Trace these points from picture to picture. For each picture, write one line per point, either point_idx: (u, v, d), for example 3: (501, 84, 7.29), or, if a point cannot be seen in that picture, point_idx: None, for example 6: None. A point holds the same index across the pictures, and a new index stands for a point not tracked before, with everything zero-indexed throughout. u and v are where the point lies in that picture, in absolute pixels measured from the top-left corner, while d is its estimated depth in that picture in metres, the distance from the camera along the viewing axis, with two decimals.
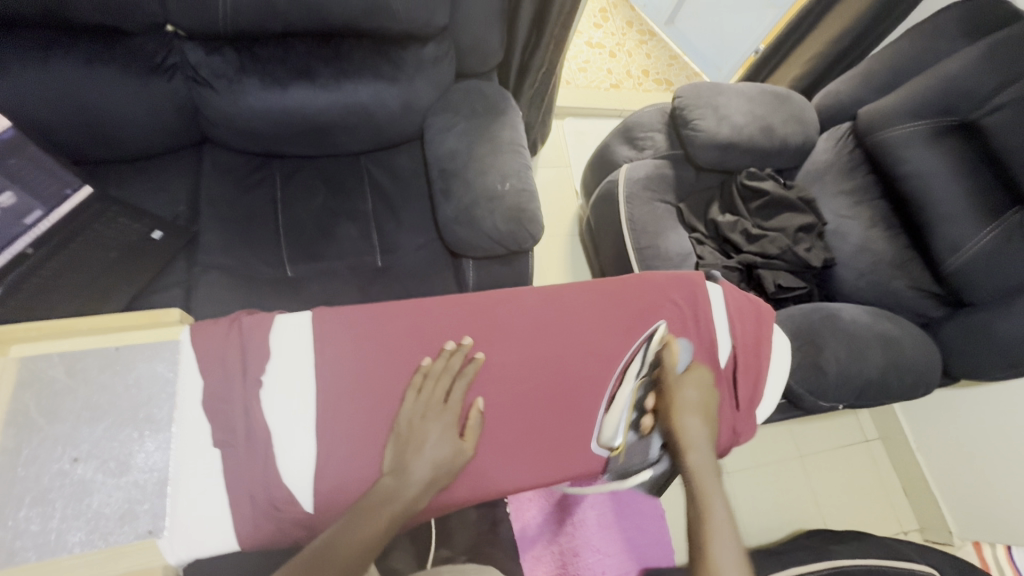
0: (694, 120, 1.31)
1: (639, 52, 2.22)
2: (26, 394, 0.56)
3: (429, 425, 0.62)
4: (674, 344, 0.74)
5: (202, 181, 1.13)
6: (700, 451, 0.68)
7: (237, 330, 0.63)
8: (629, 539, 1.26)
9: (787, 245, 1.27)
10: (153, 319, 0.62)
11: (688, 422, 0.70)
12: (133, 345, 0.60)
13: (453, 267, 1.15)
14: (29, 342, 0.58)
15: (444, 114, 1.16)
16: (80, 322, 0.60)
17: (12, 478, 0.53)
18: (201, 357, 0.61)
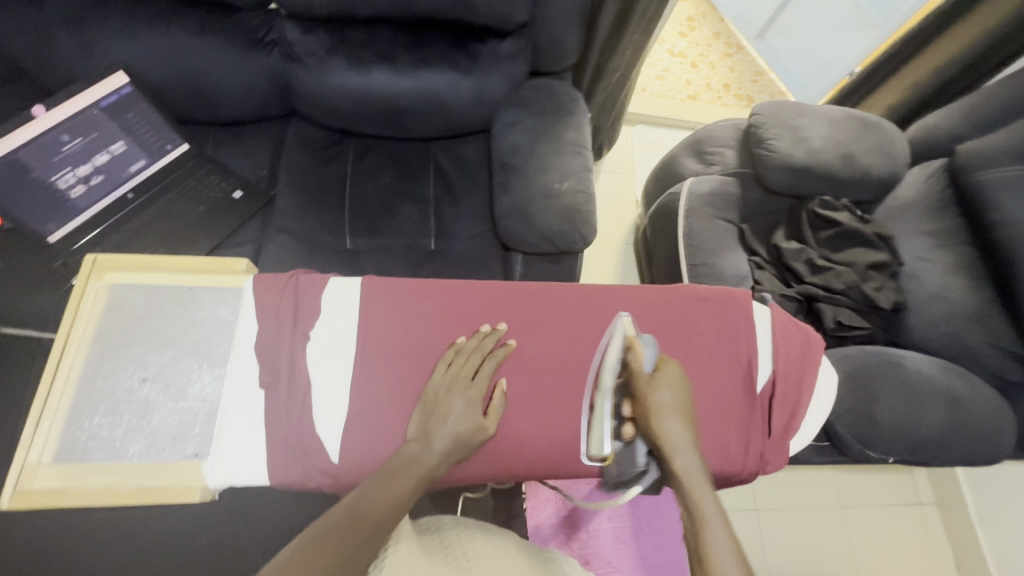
0: (768, 139, 1.26)
1: (723, 64, 2.16)
2: (111, 316, 0.64)
3: (455, 397, 0.64)
4: (638, 344, 0.66)
5: (283, 149, 1.22)
6: (687, 457, 0.61)
7: (294, 286, 0.67)
8: (645, 559, 1.12)
9: (854, 280, 1.19)
10: (223, 266, 0.68)
11: (667, 425, 0.62)
12: (204, 286, 0.66)
13: (503, 259, 1.17)
14: (119, 272, 0.65)
15: (512, 109, 1.19)
16: (162, 259, 0.67)
17: (91, 388, 0.61)
18: (260, 305, 0.66)
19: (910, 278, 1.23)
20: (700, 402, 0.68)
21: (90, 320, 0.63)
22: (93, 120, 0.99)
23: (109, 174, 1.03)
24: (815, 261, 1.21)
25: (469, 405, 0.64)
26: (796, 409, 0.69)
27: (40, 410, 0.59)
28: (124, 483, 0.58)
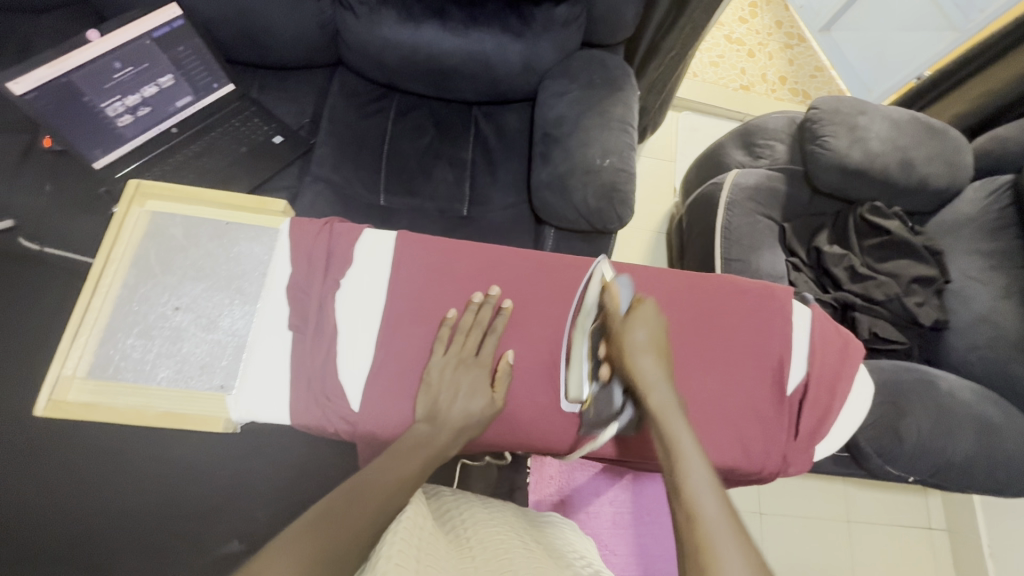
0: (824, 136, 1.20)
1: (781, 55, 2.06)
2: (149, 242, 0.64)
3: (457, 377, 0.64)
4: (613, 284, 0.64)
5: (327, 99, 1.21)
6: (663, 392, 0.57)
7: (329, 232, 0.67)
8: (641, 546, 1.11)
9: (895, 293, 1.15)
10: (263, 205, 0.67)
11: (641, 358, 0.58)
12: (242, 223, 0.66)
13: (535, 232, 1.16)
14: (161, 200, 0.66)
15: (560, 79, 1.15)
16: (203, 192, 0.67)
17: (127, 310, 0.62)
18: (295, 249, 0.66)
19: (955, 296, 1.18)
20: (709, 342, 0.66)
21: (130, 244, 0.64)
22: (145, 49, 0.99)
23: (155, 107, 1.05)
24: (857, 269, 1.17)
25: (473, 387, 0.64)
26: (827, 413, 0.65)
27: (79, 325, 0.60)
28: (152, 405, 0.59)
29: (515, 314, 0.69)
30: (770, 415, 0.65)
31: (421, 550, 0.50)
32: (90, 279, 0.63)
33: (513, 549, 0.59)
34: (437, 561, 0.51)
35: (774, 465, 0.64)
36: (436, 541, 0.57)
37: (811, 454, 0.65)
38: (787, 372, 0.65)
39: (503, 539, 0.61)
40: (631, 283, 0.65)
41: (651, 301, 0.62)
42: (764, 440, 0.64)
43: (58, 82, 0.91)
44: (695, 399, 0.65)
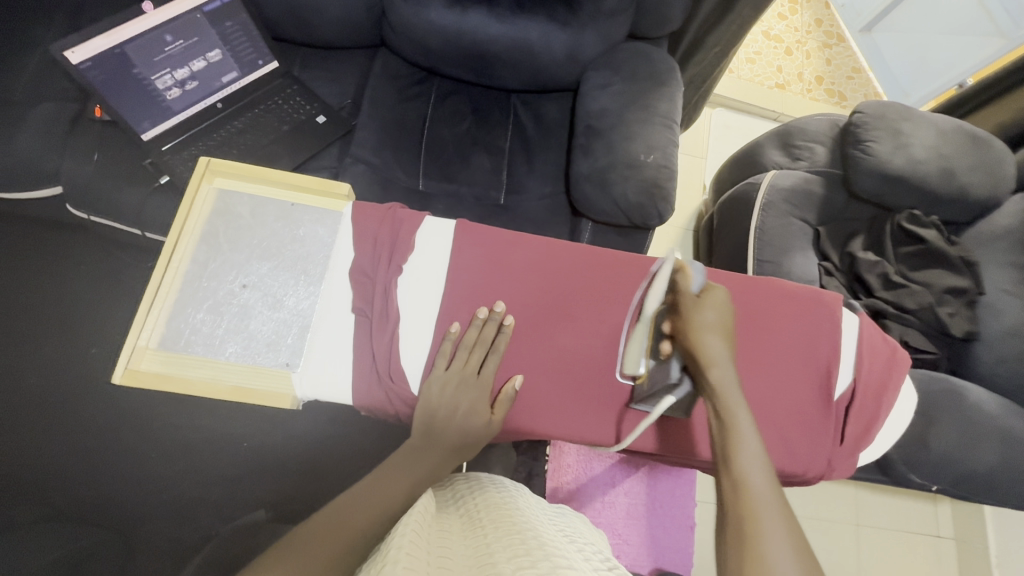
0: (867, 141, 1.19)
1: (819, 55, 2.02)
2: (218, 220, 0.66)
3: (456, 399, 0.64)
4: (686, 267, 0.64)
5: (368, 80, 1.21)
6: (723, 376, 0.58)
7: (392, 217, 0.68)
8: (652, 535, 1.15)
9: (928, 302, 1.14)
10: (327, 189, 0.69)
11: (708, 340, 0.59)
12: (306, 205, 0.68)
13: (571, 224, 1.16)
14: (229, 178, 0.67)
15: (604, 71, 1.14)
16: (270, 173, 0.69)
17: (197, 285, 0.63)
18: (360, 232, 0.67)
19: (989, 309, 1.17)
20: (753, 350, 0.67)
21: (198, 220, 0.65)
22: (195, 24, 1.00)
23: (202, 81, 1.06)
24: (890, 276, 1.16)
25: (472, 408, 0.65)
26: (873, 421, 0.66)
27: (153, 299, 0.62)
28: (224, 377, 0.61)
29: (567, 307, 0.70)
30: (816, 419, 0.65)
31: (432, 545, 0.54)
32: (161, 255, 0.64)
33: (521, 518, 0.64)
34: (449, 549, 0.56)
35: (819, 469, 0.65)
36: (447, 528, 0.62)
37: (855, 461, 0.66)
38: (836, 378, 0.66)
39: (510, 506, 0.66)
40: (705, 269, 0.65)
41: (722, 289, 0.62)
42: (810, 443, 0.65)
43: (110, 53, 0.92)
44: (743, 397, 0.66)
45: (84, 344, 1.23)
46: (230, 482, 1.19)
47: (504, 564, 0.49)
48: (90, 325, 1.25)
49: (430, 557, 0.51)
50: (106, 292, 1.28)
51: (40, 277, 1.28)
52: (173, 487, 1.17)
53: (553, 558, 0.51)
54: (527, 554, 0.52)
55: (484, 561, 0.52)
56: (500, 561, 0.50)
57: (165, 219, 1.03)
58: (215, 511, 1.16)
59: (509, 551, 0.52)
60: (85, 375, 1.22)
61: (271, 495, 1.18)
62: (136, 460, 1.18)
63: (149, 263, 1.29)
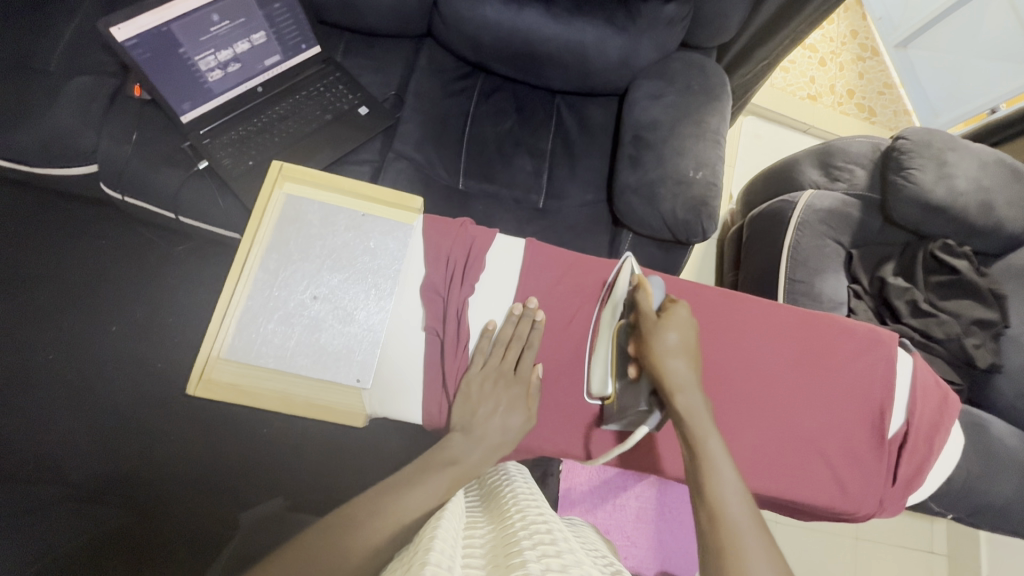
0: (909, 168, 1.19)
1: (852, 68, 2.00)
2: (289, 228, 0.66)
3: (495, 393, 0.65)
4: (644, 282, 0.63)
5: (413, 72, 1.18)
6: (695, 403, 0.57)
7: (464, 235, 0.69)
8: (661, 540, 1.11)
9: (956, 332, 1.15)
10: (399, 200, 0.69)
11: (671, 365, 0.58)
12: (378, 217, 0.68)
13: (610, 233, 1.16)
14: (301, 186, 0.67)
15: (655, 80, 1.12)
16: (341, 180, 0.69)
17: (269, 295, 0.64)
18: (433, 249, 0.68)
19: (1013, 342, 1.17)
20: (810, 388, 0.67)
21: (271, 228, 0.65)
22: (243, 4, 0.96)
23: (246, 64, 1.02)
24: (919, 304, 1.17)
25: (511, 402, 0.65)
26: (925, 464, 0.67)
27: (227, 305, 0.63)
28: (296, 388, 0.63)
29: None
30: (870, 459, 0.66)
31: (456, 539, 0.52)
32: (235, 260, 0.65)
33: (546, 511, 0.60)
34: (474, 546, 0.53)
35: (870, 508, 0.66)
36: (473, 524, 0.59)
37: (904, 501, 0.67)
38: (890, 421, 0.66)
39: (535, 500, 0.63)
40: (663, 284, 0.65)
41: (684, 307, 0.61)
42: (862, 483, 0.66)
43: (156, 31, 0.89)
44: (798, 434, 0.66)
45: (108, 322, 1.22)
46: (253, 469, 1.19)
47: (529, 553, 0.47)
48: (114, 303, 1.24)
49: (454, 552, 0.49)
50: (131, 270, 1.26)
51: (64, 252, 1.25)
52: (196, 471, 1.17)
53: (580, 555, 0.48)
54: (553, 544, 0.49)
55: (506, 550, 0.49)
56: (524, 551, 0.48)
57: (202, 206, 1.02)
58: (237, 498, 1.16)
59: (533, 541, 0.50)
60: (108, 353, 1.21)
61: (293, 485, 1.18)
62: (159, 443, 1.18)
63: (176, 242, 1.27)
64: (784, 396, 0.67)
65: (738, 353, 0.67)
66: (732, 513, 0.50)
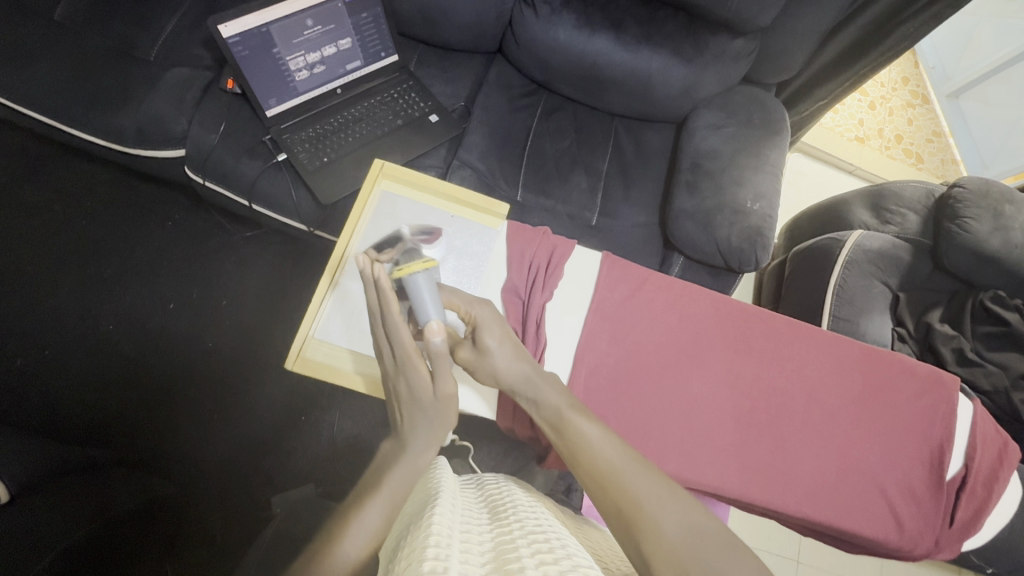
0: (963, 217, 1.20)
1: (902, 113, 2.00)
2: (383, 221, 0.71)
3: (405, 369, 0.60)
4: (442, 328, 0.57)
5: (481, 86, 1.23)
6: (542, 390, 0.60)
7: (546, 242, 0.72)
8: None
9: (1002, 385, 1.14)
10: (487, 204, 0.73)
11: (500, 365, 0.61)
12: (464, 218, 0.72)
13: (660, 256, 1.18)
14: (397, 183, 0.72)
15: (716, 111, 1.15)
16: (435, 182, 0.73)
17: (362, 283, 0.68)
18: (516, 256, 0.71)
19: None
20: (873, 421, 0.68)
21: (367, 220, 0.70)
22: (336, 12, 1.02)
23: (330, 67, 1.08)
24: (966, 353, 1.15)
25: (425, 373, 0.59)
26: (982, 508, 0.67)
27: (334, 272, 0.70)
28: (373, 368, 0.66)
29: (706, 351, 0.69)
30: (929, 500, 0.66)
31: (454, 530, 0.52)
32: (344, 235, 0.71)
33: (545, 522, 0.60)
34: (471, 534, 0.54)
35: (926, 548, 0.66)
36: (471, 515, 0.59)
37: (960, 545, 0.67)
38: (951, 461, 0.67)
39: (533, 511, 0.62)
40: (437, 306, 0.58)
41: (484, 308, 0.62)
42: (919, 521, 0.66)
43: (255, 31, 0.95)
44: (857, 467, 0.67)
45: (166, 299, 1.28)
46: (290, 454, 1.22)
47: (527, 559, 0.46)
48: (173, 282, 1.29)
49: (452, 540, 0.49)
50: (193, 252, 1.31)
51: (132, 229, 1.31)
52: (235, 452, 1.20)
53: (579, 559, 0.48)
54: (551, 550, 0.49)
55: (503, 548, 0.50)
56: (521, 554, 0.48)
57: (275, 196, 1.07)
58: (272, 482, 1.19)
59: (531, 546, 0.50)
60: (162, 330, 1.25)
61: (325, 473, 1.21)
62: (203, 421, 1.21)
63: (238, 229, 1.33)
64: (845, 429, 0.68)
65: (802, 383, 0.69)
66: (620, 466, 0.54)
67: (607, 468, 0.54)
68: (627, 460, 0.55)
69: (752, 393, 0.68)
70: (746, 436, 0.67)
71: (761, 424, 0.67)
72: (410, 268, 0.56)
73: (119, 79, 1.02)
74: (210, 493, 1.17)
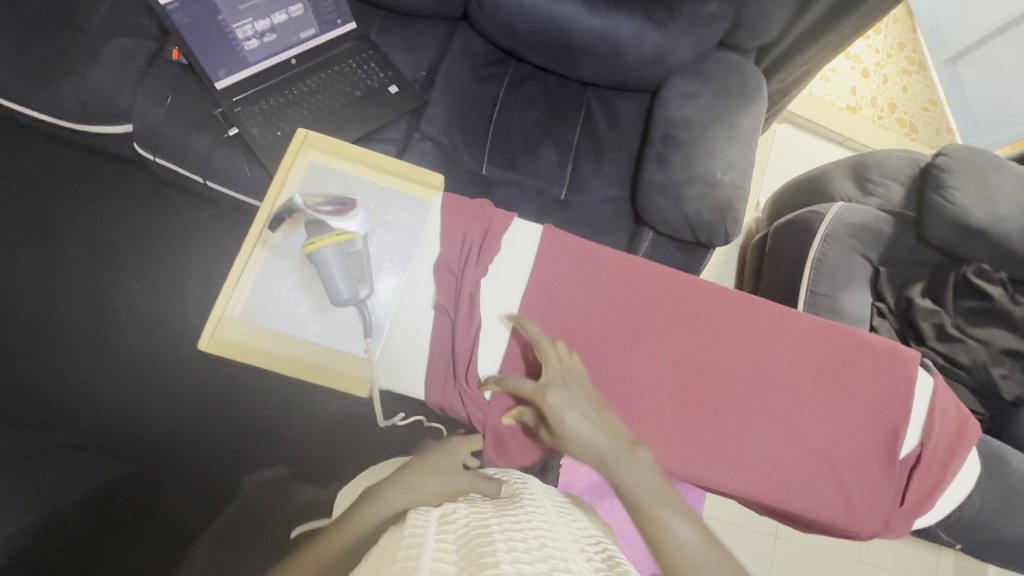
0: (948, 188, 1.15)
1: (896, 81, 1.92)
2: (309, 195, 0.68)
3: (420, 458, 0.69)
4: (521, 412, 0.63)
5: (445, 55, 1.17)
6: (630, 470, 0.57)
7: (482, 215, 0.70)
8: None
9: (982, 360, 1.11)
10: (421, 177, 0.70)
11: (579, 430, 0.58)
12: (396, 191, 0.69)
13: (631, 230, 1.14)
14: (323, 153, 0.69)
15: (690, 79, 1.10)
16: (364, 152, 0.70)
17: (287, 259, 0.66)
18: (450, 229, 0.69)
19: None
20: (825, 401, 0.66)
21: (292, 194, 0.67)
22: None
23: (281, 35, 1.03)
24: (946, 328, 1.12)
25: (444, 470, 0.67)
26: (936, 485, 0.66)
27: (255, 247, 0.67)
28: (299, 349, 0.64)
29: (652, 330, 0.66)
30: (880, 479, 0.65)
31: (429, 529, 0.53)
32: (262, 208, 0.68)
33: (534, 514, 0.61)
34: (449, 527, 0.55)
35: (875, 527, 0.65)
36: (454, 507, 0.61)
37: (911, 523, 0.66)
38: (905, 439, 0.65)
39: (522, 503, 0.63)
40: (348, 278, 0.60)
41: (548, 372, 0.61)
42: (869, 501, 0.65)
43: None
44: (809, 447, 0.65)
45: (130, 280, 1.25)
46: (258, 435, 1.21)
47: (503, 554, 0.47)
48: (135, 263, 1.26)
49: (425, 537, 0.50)
50: (156, 232, 1.29)
51: (93, 209, 1.28)
52: (201, 433, 1.20)
53: (555, 557, 0.49)
54: (527, 552, 0.50)
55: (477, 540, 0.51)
56: (497, 550, 0.48)
57: (229, 171, 1.03)
58: (243, 463, 1.19)
59: (510, 541, 0.51)
60: (127, 311, 1.24)
61: (294, 454, 1.21)
62: (169, 403, 1.20)
63: (201, 206, 1.30)
64: (796, 410, 0.66)
65: (753, 360, 0.66)
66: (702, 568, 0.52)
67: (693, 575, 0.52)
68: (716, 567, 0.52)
69: (699, 373, 0.66)
70: (691, 418, 0.65)
71: (707, 404, 0.65)
72: (321, 242, 0.58)
73: (57, 50, 0.97)
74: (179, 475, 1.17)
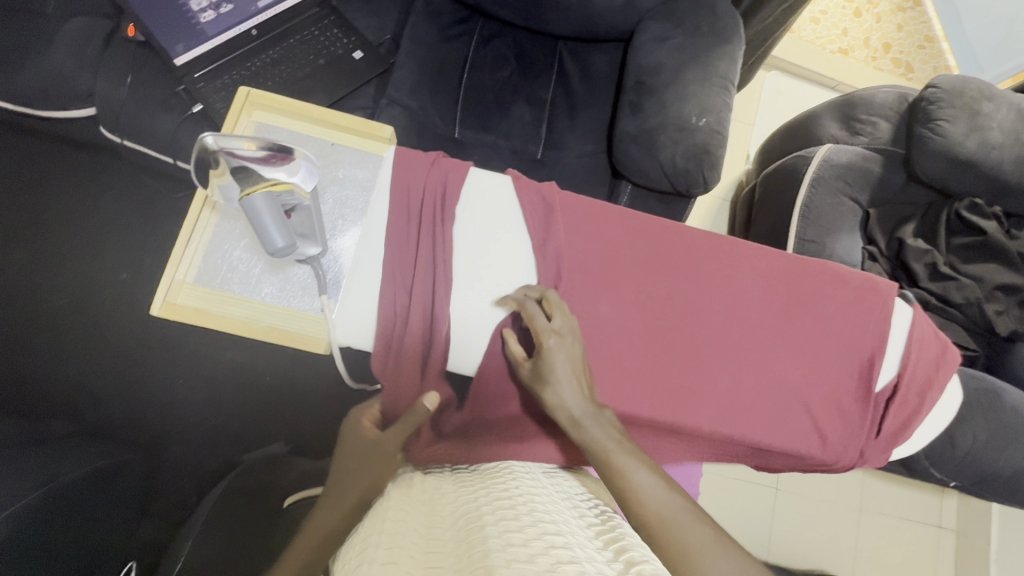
0: (937, 120, 1.11)
1: (890, 18, 1.83)
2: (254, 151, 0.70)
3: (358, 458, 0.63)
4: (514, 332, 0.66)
5: (409, 15, 1.13)
6: (595, 427, 0.61)
7: (435, 167, 0.72)
8: None
9: (976, 297, 1.09)
10: (369, 129, 0.74)
11: (567, 392, 0.62)
12: (346, 145, 0.73)
13: (609, 185, 1.12)
14: (268, 111, 0.73)
15: (662, 22, 1.05)
16: (311, 109, 0.73)
17: (236, 223, 0.68)
18: (403, 183, 0.70)
19: None
20: (794, 334, 0.71)
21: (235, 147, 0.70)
22: None
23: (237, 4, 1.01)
24: (938, 267, 1.09)
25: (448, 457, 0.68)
26: (912, 416, 0.71)
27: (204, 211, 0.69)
28: (254, 310, 0.66)
29: (622, 274, 0.70)
30: (853, 411, 0.71)
31: (412, 522, 0.51)
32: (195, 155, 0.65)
33: (523, 483, 0.59)
34: (436, 517, 0.52)
35: (849, 457, 0.71)
36: (440, 489, 0.59)
37: (887, 454, 0.72)
38: (878, 370, 0.70)
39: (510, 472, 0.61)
40: (280, 228, 0.60)
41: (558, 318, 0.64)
42: (842, 431, 0.70)
43: None
44: (779, 388, 0.70)
45: (114, 269, 1.25)
46: (252, 414, 1.22)
47: (493, 539, 0.45)
48: (117, 252, 1.27)
49: (411, 534, 0.48)
50: (136, 221, 1.28)
51: (72, 200, 1.28)
52: (197, 415, 1.21)
53: (547, 529, 0.47)
54: (516, 519, 0.49)
55: (466, 524, 0.49)
56: (488, 534, 0.46)
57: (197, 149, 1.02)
58: (241, 443, 1.21)
59: (499, 522, 0.48)
60: (115, 300, 1.24)
61: (291, 432, 1.22)
62: (166, 384, 1.22)
63: (179, 191, 1.29)
64: (764, 345, 0.71)
65: (724, 300, 0.71)
66: (668, 512, 0.54)
67: (662, 520, 0.53)
68: (682, 514, 0.54)
69: (670, 316, 0.70)
70: (664, 357, 0.69)
71: (675, 345, 0.70)
72: (254, 189, 0.58)
73: None
74: (178, 459, 1.19)
